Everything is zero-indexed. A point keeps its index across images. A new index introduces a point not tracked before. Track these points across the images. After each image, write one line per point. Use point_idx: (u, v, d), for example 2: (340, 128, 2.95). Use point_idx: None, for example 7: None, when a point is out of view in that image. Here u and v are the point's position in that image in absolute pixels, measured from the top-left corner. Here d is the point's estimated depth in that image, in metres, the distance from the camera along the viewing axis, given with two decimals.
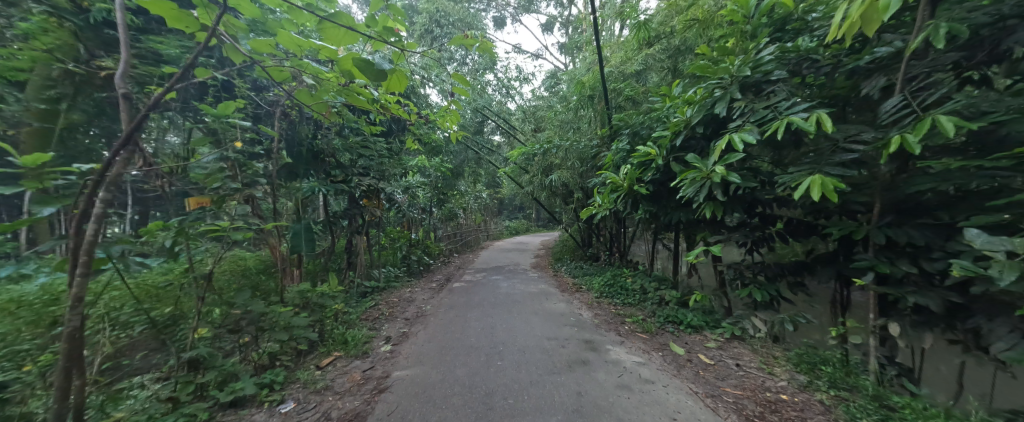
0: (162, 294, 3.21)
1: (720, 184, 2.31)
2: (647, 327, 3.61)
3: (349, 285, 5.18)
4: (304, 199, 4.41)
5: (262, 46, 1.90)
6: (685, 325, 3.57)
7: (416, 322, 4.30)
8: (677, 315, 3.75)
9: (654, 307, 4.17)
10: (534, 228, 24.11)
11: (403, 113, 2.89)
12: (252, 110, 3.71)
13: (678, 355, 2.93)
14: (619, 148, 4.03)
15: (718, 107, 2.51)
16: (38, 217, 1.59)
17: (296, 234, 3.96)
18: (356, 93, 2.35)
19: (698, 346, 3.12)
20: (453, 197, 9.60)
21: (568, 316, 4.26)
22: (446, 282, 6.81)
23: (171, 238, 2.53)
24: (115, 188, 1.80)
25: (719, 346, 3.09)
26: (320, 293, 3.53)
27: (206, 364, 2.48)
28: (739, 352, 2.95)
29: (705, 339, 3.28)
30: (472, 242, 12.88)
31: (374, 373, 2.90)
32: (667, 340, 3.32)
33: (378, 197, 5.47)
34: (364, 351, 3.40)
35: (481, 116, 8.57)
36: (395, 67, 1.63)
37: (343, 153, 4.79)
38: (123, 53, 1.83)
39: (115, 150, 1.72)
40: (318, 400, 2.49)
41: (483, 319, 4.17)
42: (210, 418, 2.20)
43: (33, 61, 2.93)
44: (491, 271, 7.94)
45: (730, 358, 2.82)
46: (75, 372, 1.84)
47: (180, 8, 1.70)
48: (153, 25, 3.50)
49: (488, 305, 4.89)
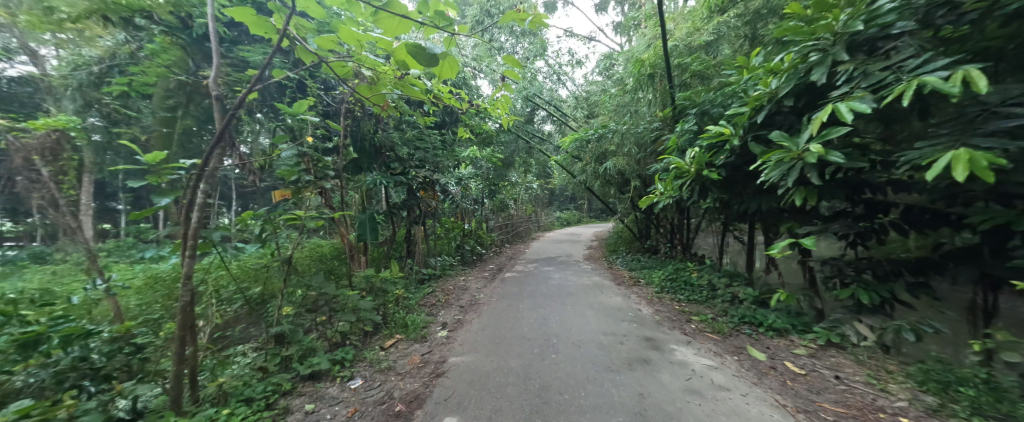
0: (255, 275, 3.70)
1: (815, 165, 1.96)
2: (719, 328, 3.29)
3: (409, 272, 5.48)
4: (368, 191, 4.70)
5: (326, 43, 2.05)
6: (766, 328, 3.18)
7: (470, 310, 4.40)
8: (755, 316, 3.37)
9: (726, 306, 3.80)
10: (586, 219, 23.52)
11: (455, 102, 2.95)
12: (322, 108, 4.03)
13: (758, 362, 2.62)
14: (684, 129, 3.70)
15: (815, 73, 2.11)
16: (156, 205, 1.87)
17: (362, 224, 4.24)
18: (410, 84, 2.47)
19: (782, 352, 2.77)
20: (504, 187, 9.68)
21: (627, 311, 4.05)
22: (498, 272, 6.90)
23: (260, 225, 2.87)
24: (214, 180, 2.05)
25: (811, 354, 2.69)
26: (383, 279, 3.75)
27: (290, 339, 2.78)
28: (838, 362, 2.54)
29: (791, 344, 2.89)
30: (523, 232, 12.94)
31: (432, 357, 3.01)
32: (745, 343, 2.99)
33: (433, 188, 5.70)
34: (423, 335, 3.54)
35: (532, 104, 8.41)
36: (446, 52, 1.58)
37: (402, 147, 5.04)
38: (215, 60, 2.06)
39: (211, 147, 1.94)
40: (382, 379, 2.65)
41: (536, 311, 4.13)
42: (292, 388, 2.45)
43: (157, 75, 3.60)
44: (543, 262, 7.87)
45: (826, 369, 2.44)
46: (189, 341, 2.15)
47: (259, 15, 1.88)
48: (243, 36, 3.96)
49: (540, 295, 4.86)
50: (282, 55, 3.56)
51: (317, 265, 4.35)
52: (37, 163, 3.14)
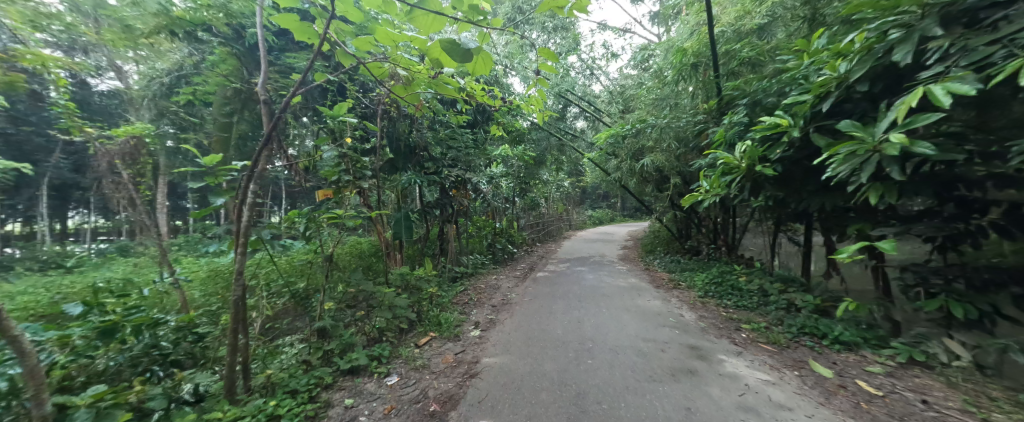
0: (301, 270, 3.90)
1: (896, 158, 1.73)
2: (775, 338, 3.03)
3: (442, 269, 5.56)
4: (403, 190, 4.80)
5: (364, 44, 2.11)
6: (831, 340, 2.88)
7: (502, 309, 4.38)
8: (817, 326, 3.07)
9: (782, 315, 3.50)
10: (620, 218, 22.80)
11: (489, 99, 2.93)
12: (360, 110, 4.16)
13: (824, 379, 2.36)
14: (733, 121, 3.46)
15: (897, 53, 1.86)
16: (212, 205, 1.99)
17: (398, 222, 4.39)
18: (444, 83, 2.53)
19: (853, 369, 2.48)
20: (535, 185, 9.60)
21: (667, 316, 3.84)
22: (530, 271, 6.84)
23: (305, 224, 3.01)
24: (262, 181, 2.15)
25: (888, 372, 2.39)
26: (417, 277, 3.81)
27: (331, 334, 2.89)
28: (924, 384, 2.22)
29: (863, 360, 2.59)
30: (555, 231, 12.78)
31: (465, 357, 3.02)
32: (806, 356, 2.72)
33: (466, 187, 5.73)
34: (456, 334, 3.56)
35: (564, 100, 8.25)
36: (480, 48, 1.54)
37: (435, 146, 5.11)
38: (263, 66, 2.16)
39: (258, 150, 2.04)
40: (417, 377, 2.68)
41: (570, 313, 4.03)
42: (333, 382, 2.53)
43: (216, 84, 3.88)
44: (575, 262, 7.70)
45: (910, 391, 2.14)
46: (242, 333, 2.28)
47: (302, 21, 1.97)
48: (289, 44, 4.18)
49: (574, 296, 4.75)
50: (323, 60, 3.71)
51: (357, 261, 4.57)
52: (118, 167, 3.57)
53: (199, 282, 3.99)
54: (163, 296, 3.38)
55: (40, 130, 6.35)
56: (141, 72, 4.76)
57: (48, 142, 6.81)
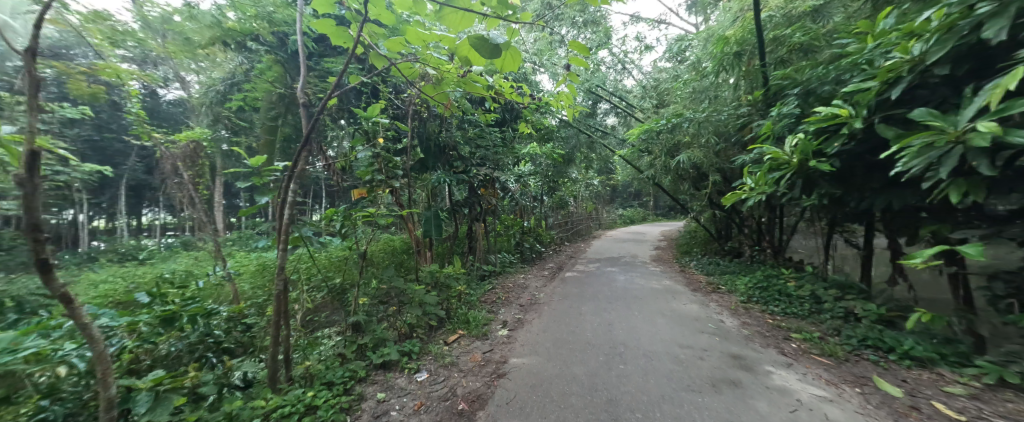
0: (337, 266, 4.08)
1: (983, 149, 1.53)
2: (831, 350, 2.78)
3: (470, 268, 5.60)
4: (433, 188, 4.88)
5: (396, 46, 2.15)
6: (898, 355, 2.60)
7: (530, 309, 4.34)
8: (881, 339, 2.79)
9: (839, 324, 3.21)
10: (652, 217, 21.98)
11: (518, 97, 2.91)
12: (392, 110, 4.28)
13: (892, 398, 2.12)
14: (782, 113, 3.23)
15: (987, 30, 1.64)
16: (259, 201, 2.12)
17: (427, 221, 4.50)
18: (473, 81, 2.54)
19: (927, 389, 2.21)
20: (564, 183, 9.46)
21: (706, 322, 3.64)
22: (558, 271, 6.74)
23: (341, 222, 3.13)
24: (302, 181, 2.25)
25: (972, 394, 2.10)
26: (446, 274, 3.85)
27: (364, 328, 2.99)
28: (1019, 410, 1.93)
29: (939, 379, 2.30)
30: (583, 230, 12.55)
31: (493, 356, 3.01)
32: (868, 372, 2.47)
33: (494, 186, 5.74)
34: (484, 332, 3.57)
35: (595, 96, 8.05)
36: (508, 44, 1.51)
37: (464, 145, 5.16)
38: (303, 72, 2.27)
39: (298, 151, 2.14)
40: (446, 374, 2.71)
41: (601, 315, 3.92)
42: (365, 376, 2.61)
43: (263, 89, 4.13)
44: (605, 262, 7.50)
45: (1000, 418, 1.87)
46: (283, 325, 2.40)
47: (338, 26, 2.07)
48: (327, 48, 4.37)
49: (605, 298, 4.63)
50: (357, 63, 3.84)
51: (390, 257, 4.75)
52: (179, 169, 3.89)
53: (248, 276, 4.28)
54: (217, 288, 3.65)
55: (118, 135, 7.12)
56: (203, 81, 5.27)
57: (124, 146, 7.60)
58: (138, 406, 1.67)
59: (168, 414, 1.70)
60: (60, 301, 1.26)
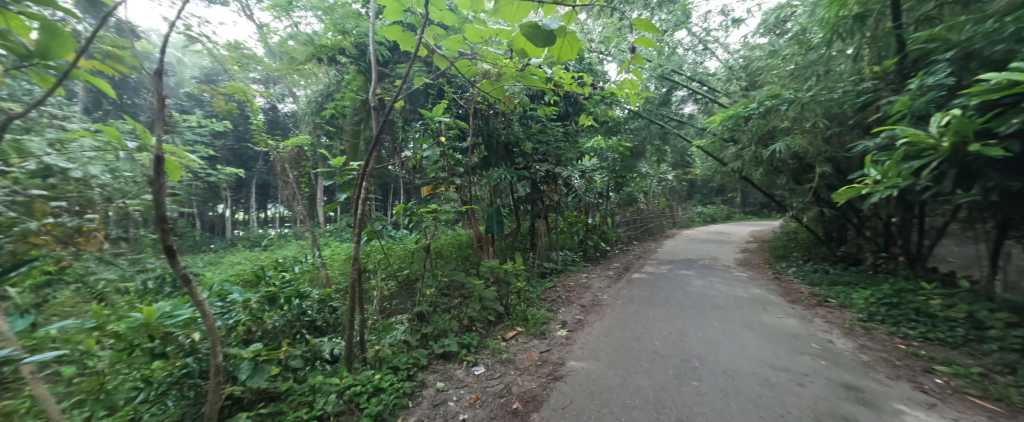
0: (406, 258, 4.36)
1: None
2: (1000, 393, 2.13)
3: (531, 264, 5.56)
4: (494, 185, 4.95)
5: (454, 44, 2.16)
6: None
7: (592, 311, 4.15)
8: None
9: (1013, 360, 2.46)
10: (738, 216, 19.51)
11: (579, 88, 2.75)
12: (456, 109, 4.43)
13: None
14: (926, 85, 2.61)
15: None
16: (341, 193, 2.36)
17: (489, 217, 4.55)
18: (531, 73, 2.44)
19: None
20: (633, 178, 8.89)
21: (809, 341, 3.07)
22: (625, 272, 6.35)
23: (409, 216, 3.34)
24: (372, 179, 2.43)
25: None
26: (506, 270, 3.85)
27: (428, 318, 3.14)
28: None
29: None
30: (654, 229, 11.65)
31: (550, 357, 2.93)
32: None
33: (556, 182, 5.61)
34: (542, 331, 3.50)
35: (669, 83, 7.39)
36: (565, 29, 1.40)
37: (526, 141, 5.12)
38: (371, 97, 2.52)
39: (370, 149, 2.30)
40: (503, 371, 2.71)
41: (672, 322, 3.57)
42: (427, 365, 2.73)
43: (348, 97, 4.59)
44: (679, 265, 6.86)
45: None
46: (359, 311, 2.63)
47: (404, 31, 2.16)
48: (398, 55, 4.69)
49: (677, 304, 4.22)
50: (424, 66, 4.05)
51: (454, 252, 4.94)
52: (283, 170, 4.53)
53: (334, 264, 4.80)
54: (309, 273, 4.16)
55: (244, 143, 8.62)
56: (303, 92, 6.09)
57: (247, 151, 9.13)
58: (241, 372, 1.99)
59: (262, 382, 2.00)
60: (180, 281, 1.50)
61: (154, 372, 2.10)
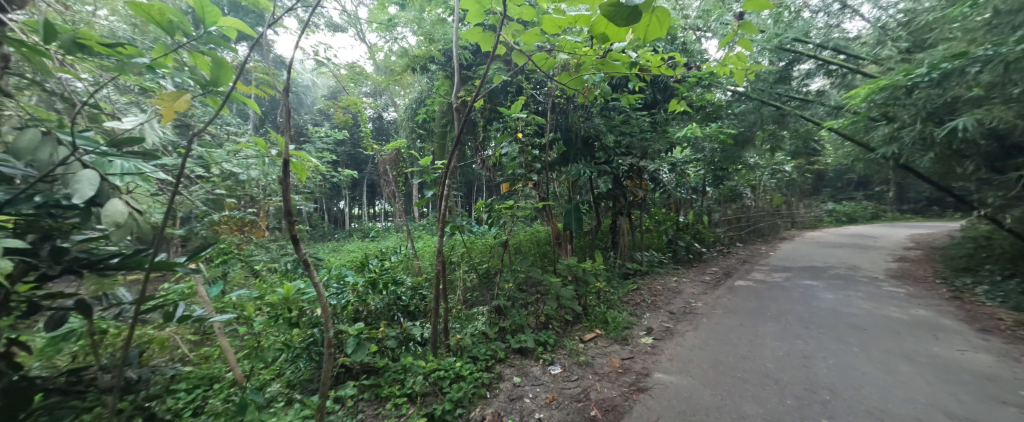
0: (486, 252, 4.52)
1: None
2: None
3: (612, 264, 5.27)
4: (573, 181, 4.81)
5: (532, 37, 2.10)
6: None
7: (683, 319, 3.74)
8: None
9: None
10: (886, 215, 15.56)
11: (671, 70, 2.45)
12: (534, 105, 4.43)
13: None
14: None
15: None
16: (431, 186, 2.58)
17: (568, 214, 4.44)
18: (615, 58, 2.25)
19: None
20: (736, 170, 7.76)
21: (1014, 387, 2.26)
22: (725, 278, 5.58)
23: (489, 212, 3.46)
24: (453, 176, 2.59)
25: None
26: (585, 269, 3.71)
27: (506, 312, 3.19)
28: None
29: None
30: (765, 230, 10.00)
31: (634, 366, 2.73)
32: None
33: (642, 176, 5.20)
34: (624, 337, 3.29)
35: (788, 54, 6.23)
36: (654, 2, 1.22)
37: (608, 134, 4.87)
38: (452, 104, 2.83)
39: (450, 150, 2.46)
40: (580, 374, 2.62)
41: (788, 341, 3.00)
42: (504, 358, 2.79)
43: (438, 101, 4.97)
44: (800, 273, 5.75)
45: None
46: (444, 300, 2.79)
47: (484, 31, 2.20)
48: (480, 57, 4.91)
49: (795, 320, 3.54)
50: (503, 65, 4.14)
51: (533, 248, 4.97)
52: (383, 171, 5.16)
53: (424, 256, 5.25)
54: (404, 262, 4.62)
55: None
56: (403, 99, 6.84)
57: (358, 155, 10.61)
58: (348, 346, 2.29)
59: (363, 357, 2.27)
60: (302, 265, 1.76)
61: (289, 338, 2.61)
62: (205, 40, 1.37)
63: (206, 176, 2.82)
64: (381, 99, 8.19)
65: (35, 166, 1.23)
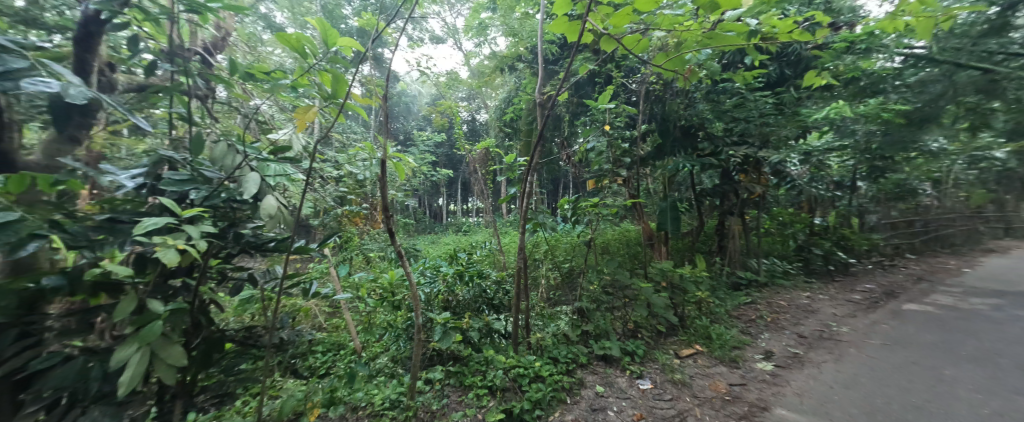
0: (571, 250, 4.40)
1: None
2: None
3: (719, 272, 4.59)
4: (671, 175, 4.33)
5: (621, 19, 1.91)
6: None
7: (817, 345, 3.04)
8: None
9: None
10: None
11: (807, 36, 1.96)
12: (625, 94, 4.13)
13: None
14: None
15: None
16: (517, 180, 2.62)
17: (662, 212, 4.01)
18: (726, 29, 1.91)
19: None
20: (904, 159, 5.98)
21: None
22: (882, 298, 4.35)
23: (573, 210, 3.32)
24: (536, 171, 2.58)
25: None
26: (682, 275, 3.28)
27: (589, 316, 3.03)
28: None
29: None
30: (951, 238, 7.49)
31: (745, 395, 2.32)
32: None
33: (760, 169, 4.39)
34: (732, 357, 2.83)
35: None
36: None
37: (716, 122, 4.24)
38: (538, 101, 2.83)
39: (534, 146, 2.47)
40: (675, 394, 2.34)
41: (993, 396, 2.17)
42: (587, 363, 2.66)
43: (525, 99, 5.03)
44: (1017, 301, 4.11)
45: None
46: (525, 297, 2.77)
47: (570, 20, 2.10)
48: (568, 49, 4.78)
49: (1006, 366, 2.54)
50: (592, 55, 3.96)
51: (623, 249, 4.64)
52: (474, 169, 5.46)
53: (509, 251, 5.38)
54: (492, 256, 4.82)
55: None
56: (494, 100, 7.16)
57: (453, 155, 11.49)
58: (437, 333, 2.46)
59: (449, 345, 2.42)
60: (398, 254, 1.97)
61: (394, 320, 2.95)
62: (328, 61, 1.61)
63: (334, 175, 3.35)
64: (474, 101, 8.70)
65: (224, 170, 1.63)
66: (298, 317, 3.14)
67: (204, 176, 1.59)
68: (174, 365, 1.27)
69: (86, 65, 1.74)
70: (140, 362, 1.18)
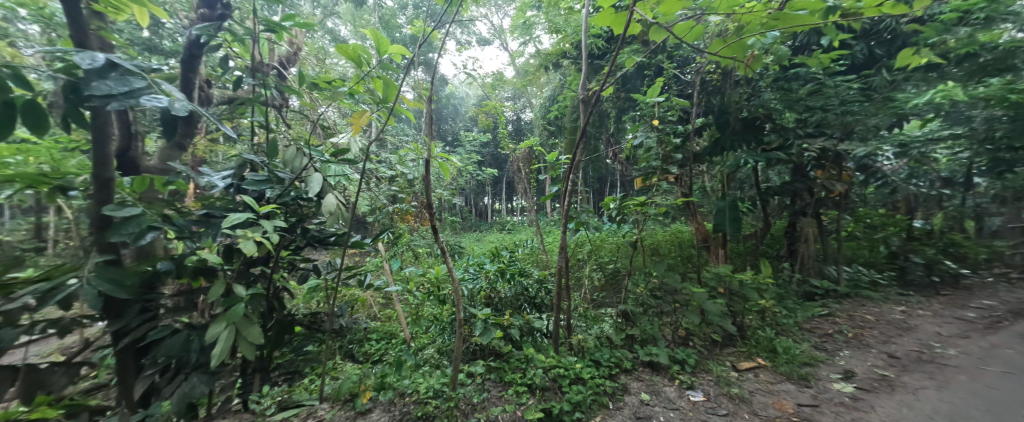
0: (616, 250, 4.24)
1: None
2: None
3: (787, 279, 4.13)
4: (730, 172, 3.98)
5: (671, 6, 1.80)
6: None
7: (911, 368, 2.60)
8: None
9: None
10: None
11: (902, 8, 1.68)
12: (678, 86, 3.87)
13: None
14: None
15: None
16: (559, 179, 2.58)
17: (720, 212, 3.70)
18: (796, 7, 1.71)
19: None
20: None
21: None
22: (1005, 317, 3.60)
23: (617, 209, 3.18)
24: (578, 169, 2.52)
25: None
26: (742, 281, 2.98)
27: (635, 320, 2.89)
28: None
29: None
30: None
31: (816, 418, 2.07)
32: None
33: (841, 163, 3.87)
34: (801, 375, 2.53)
35: None
36: None
37: (785, 112, 3.81)
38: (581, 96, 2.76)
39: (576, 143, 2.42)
40: (731, 410, 2.16)
41: None
42: (632, 369, 2.56)
43: (570, 95, 4.93)
44: None
45: None
46: (566, 297, 2.71)
47: (616, 11, 2.01)
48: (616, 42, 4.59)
49: None
50: (641, 47, 3.76)
51: (674, 251, 4.37)
52: (518, 168, 5.48)
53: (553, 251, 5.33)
54: (535, 255, 4.81)
55: None
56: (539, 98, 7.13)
57: None
58: (478, 329, 2.52)
59: (490, 341, 2.46)
60: (442, 251, 2.04)
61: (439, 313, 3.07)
62: (381, 68, 1.72)
63: (386, 175, 3.57)
64: (520, 101, 8.72)
65: (293, 171, 1.82)
66: (354, 306, 3.41)
67: (278, 177, 1.78)
68: (252, 343, 1.44)
69: (190, 83, 2.06)
70: (227, 339, 1.35)
